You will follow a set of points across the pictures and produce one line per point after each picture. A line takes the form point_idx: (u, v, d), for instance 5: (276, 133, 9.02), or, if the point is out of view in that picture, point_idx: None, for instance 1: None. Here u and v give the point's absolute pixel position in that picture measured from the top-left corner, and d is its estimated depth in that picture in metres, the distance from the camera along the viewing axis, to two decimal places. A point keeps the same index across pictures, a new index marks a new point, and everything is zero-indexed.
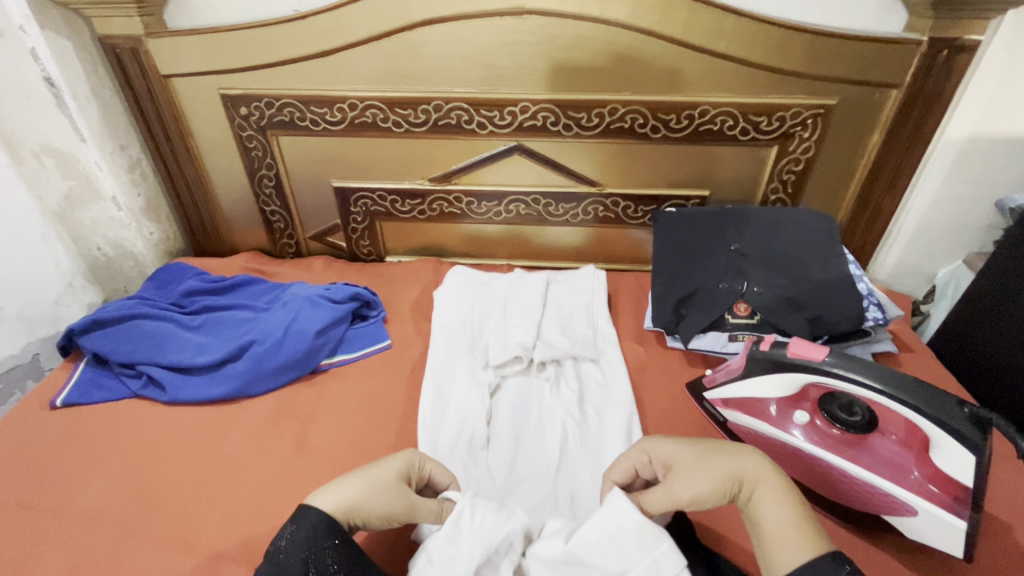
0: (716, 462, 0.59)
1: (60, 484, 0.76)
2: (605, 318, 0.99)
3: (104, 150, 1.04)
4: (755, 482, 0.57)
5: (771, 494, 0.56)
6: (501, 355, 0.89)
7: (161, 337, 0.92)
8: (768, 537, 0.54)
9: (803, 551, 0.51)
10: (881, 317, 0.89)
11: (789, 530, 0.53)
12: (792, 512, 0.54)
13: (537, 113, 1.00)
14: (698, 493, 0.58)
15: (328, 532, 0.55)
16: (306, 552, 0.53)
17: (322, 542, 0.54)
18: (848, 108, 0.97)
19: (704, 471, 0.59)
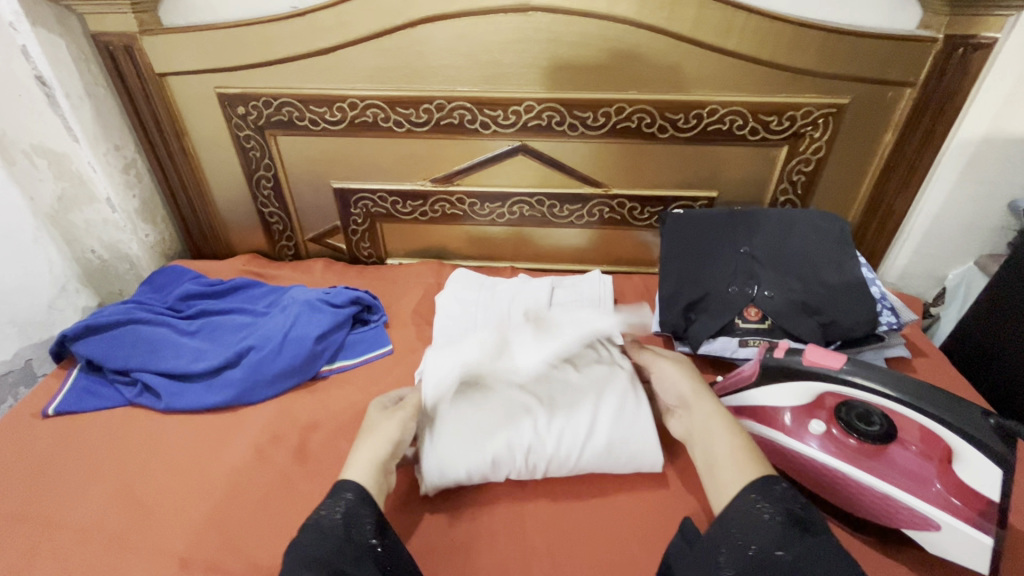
0: (697, 385, 0.74)
1: (53, 495, 0.73)
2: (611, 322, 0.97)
3: (97, 150, 1.01)
4: (709, 410, 0.69)
5: (725, 425, 0.66)
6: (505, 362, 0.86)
7: (158, 343, 0.90)
8: (717, 458, 0.63)
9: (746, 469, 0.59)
10: (895, 321, 0.86)
11: (735, 452, 0.62)
12: (738, 440, 0.64)
13: (542, 112, 0.98)
14: (671, 388, 0.76)
15: (366, 500, 0.61)
16: (347, 521, 0.58)
17: (361, 511, 0.59)
18: (860, 107, 0.95)
19: (684, 375, 0.76)
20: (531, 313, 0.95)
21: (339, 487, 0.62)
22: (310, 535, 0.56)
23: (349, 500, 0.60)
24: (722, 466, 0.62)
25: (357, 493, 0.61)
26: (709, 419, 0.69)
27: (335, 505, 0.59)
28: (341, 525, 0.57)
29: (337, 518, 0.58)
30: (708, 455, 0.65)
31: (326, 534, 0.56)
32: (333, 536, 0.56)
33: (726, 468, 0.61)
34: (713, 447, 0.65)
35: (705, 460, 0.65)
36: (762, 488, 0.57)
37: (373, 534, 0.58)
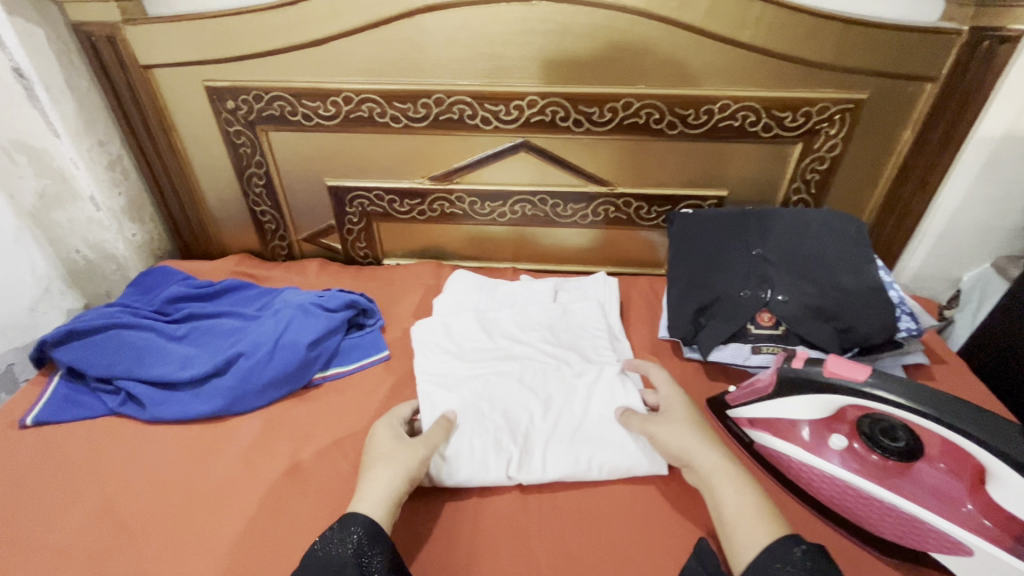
0: (693, 433, 0.65)
1: (29, 513, 0.69)
2: (618, 327, 0.93)
3: (80, 146, 0.97)
4: (711, 466, 0.62)
5: (731, 479, 0.60)
6: (507, 367, 0.82)
7: (143, 349, 0.86)
8: (729, 521, 0.57)
9: (760, 535, 0.54)
10: (915, 328, 0.82)
11: (747, 516, 0.56)
12: (751, 499, 0.58)
13: (546, 107, 0.94)
14: (666, 439, 0.66)
15: (376, 537, 0.56)
16: (356, 559, 0.55)
17: (370, 550, 0.56)
18: (879, 102, 0.90)
19: (684, 432, 0.65)
20: (535, 317, 0.92)
21: (347, 520, 0.57)
22: (316, 567, 0.54)
23: (358, 535, 0.56)
24: (735, 528, 0.56)
25: (366, 529, 0.57)
26: (718, 473, 0.61)
27: (345, 536, 0.56)
28: (348, 563, 0.54)
29: (345, 555, 0.55)
30: (718, 510, 0.59)
31: (334, 573, 0.54)
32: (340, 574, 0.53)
33: (744, 528, 0.56)
34: (722, 507, 0.59)
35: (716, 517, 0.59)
36: (782, 554, 0.52)
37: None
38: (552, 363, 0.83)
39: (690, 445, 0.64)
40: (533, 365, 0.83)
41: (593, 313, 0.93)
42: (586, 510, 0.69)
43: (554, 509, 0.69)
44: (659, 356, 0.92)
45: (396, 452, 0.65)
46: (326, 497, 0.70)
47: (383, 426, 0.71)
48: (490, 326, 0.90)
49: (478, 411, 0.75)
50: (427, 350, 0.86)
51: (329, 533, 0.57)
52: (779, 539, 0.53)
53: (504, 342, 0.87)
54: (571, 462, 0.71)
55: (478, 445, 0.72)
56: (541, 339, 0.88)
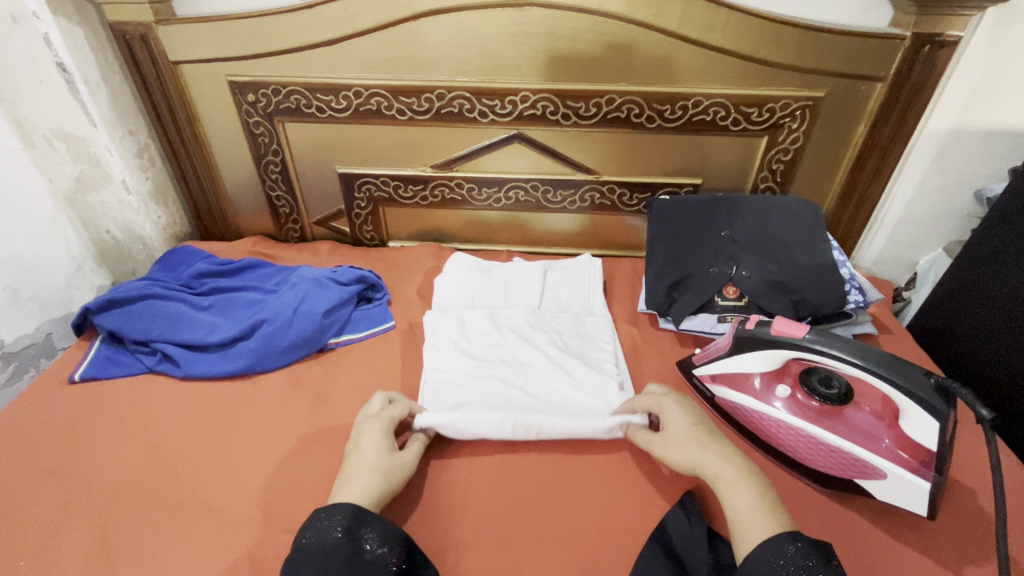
0: (692, 450, 0.68)
1: (81, 453, 0.80)
2: (605, 311, 1.02)
3: (114, 134, 1.07)
4: (716, 475, 0.65)
5: (733, 485, 0.63)
6: (509, 364, 0.90)
7: (175, 317, 0.96)
8: (731, 521, 0.61)
9: (757, 535, 0.58)
10: (862, 300, 0.94)
11: (748, 517, 0.60)
12: (754, 500, 0.61)
13: (537, 102, 1.04)
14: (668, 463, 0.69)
15: (360, 518, 0.62)
16: (349, 541, 0.60)
17: (361, 530, 0.61)
18: (836, 99, 1.01)
19: (684, 449, 0.68)
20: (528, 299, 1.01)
21: (332, 509, 0.62)
22: (311, 554, 0.58)
23: (344, 519, 0.61)
24: (739, 525, 0.60)
25: (353, 514, 0.62)
26: (734, 483, 0.63)
27: (332, 519, 0.61)
28: (343, 545, 0.59)
29: (337, 537, 0.60)
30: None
31: (330, 553, 0.58)
32: (338, 553, 0.58)
33: (744, 527, 0.59)
34: (726, 509, 0.62)
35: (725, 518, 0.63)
36: (778, 551, 0.56)
37: (378, 545, 0.61)
38: (553, 361, 0.89)
39: (699, 460, 0.67)
40: (535, 367, 0.89)
41: (602, 324, 0.98)
42: (565, 450, 0.80)
43: (539, 448, 0.80)
44: (638, 326, 1.02)
45: (376, 444, 0.70)
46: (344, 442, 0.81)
47: (366, 432, 0.72)
48: (501, 323, 0.97)
49: (480, 395, 0.83)
50: (441, 344, 0.93)
51: (312, 526, 0.61)
52: (774, 537, 0.57)
53: (512, 339, 0.94)
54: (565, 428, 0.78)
55: (473, 414, 0.78)
56: (546, 338, 0.94)
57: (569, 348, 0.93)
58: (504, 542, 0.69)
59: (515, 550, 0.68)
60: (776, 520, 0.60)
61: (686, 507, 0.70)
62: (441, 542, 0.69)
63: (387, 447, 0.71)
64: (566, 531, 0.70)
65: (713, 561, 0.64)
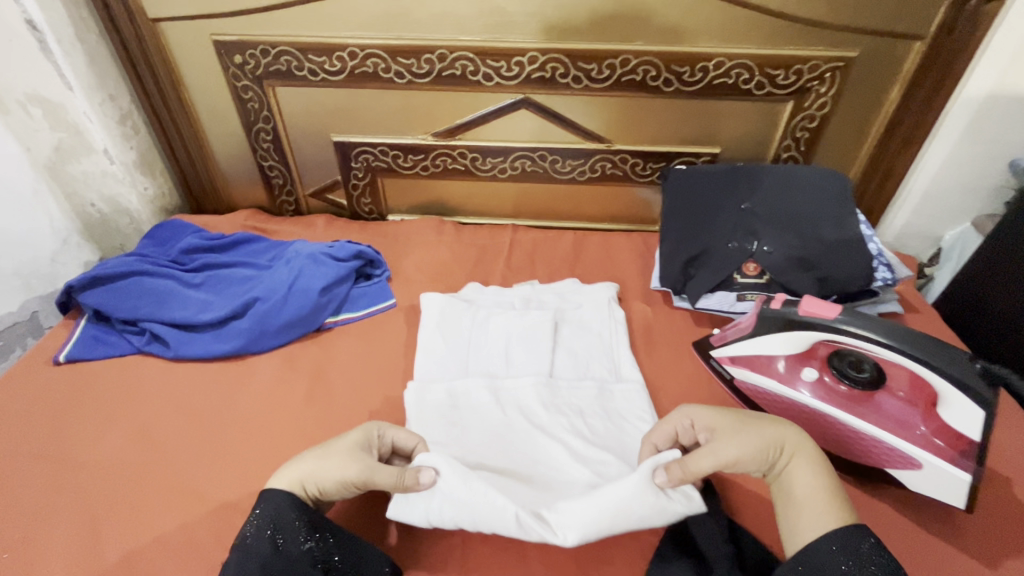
0: (761, 428, 0.61)
1: (67, 437, 0.76)
2: (635, 373, 0.81)
3: (92, 99, 0.99)
4: (796, 445, 0.60)
5: (812, 465, 0.59)
6: (513, 443, 0.70)
7: (164, 294, 0.91)
8: (801, 501, 0.57)
9: (831, 519, 0.55)
10: (890, 278, 0.88)
11: (821, 496, 0.57)
12: (826, 479, 0.58)
13: (546, 64, 0.96)
14: (745, 453, 0.59)
15: (286, 508, 0.57)
16: (272, 537, 0.55)
17: (285, 522, 0.56)
18: (869, 61, 0.93)
19: (758, 428, 0.61)
20: (531, 337, 0.83)
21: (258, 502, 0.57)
22: (233, 555, 0.54)
23: (267, 516, 0.56)
24: (804, 507, 0.57)
25: (275, 509, 0.56)
26: (811, 462, 0.59)
27: (257, 516, 0.56)
28: (263, 542, 0.54)
29: (260, 536, 0.55)
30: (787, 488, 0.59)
31: (250, 553, 0.53)
32: (258, 552, 0.54)
33: (806, 505, 0.57)
34: (795, 487, 0.59)
35: (782, 495, 0.59)
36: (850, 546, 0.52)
37: (305, 538, 0.56)
38: (571, 447, 0.69)
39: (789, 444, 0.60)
40: (548, 456, 0.68)
41: (634, 395, 0.77)
42: None
43: None
44: (651, 304, 0.97)
45: (346, 442, 0.62)
46: (343, 426, 0.77)
47: (363, 429, 0.64)
48: (507, 401, 0.75)
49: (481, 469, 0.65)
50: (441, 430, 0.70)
51: (248, 521, 0.56)
52: (847, 525, 0.54)
53: (523, 428, 0.72)
54: (619, 517, 0.58)
55: (474, 490, 0.60)
56: (560, 413, 0.73)
57: (593, 430, 0.72)
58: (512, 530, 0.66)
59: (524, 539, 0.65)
60: (837, 504, 0.56)
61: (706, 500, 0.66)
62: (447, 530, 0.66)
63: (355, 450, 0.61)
64: None
65: (732, 552, 0.61)
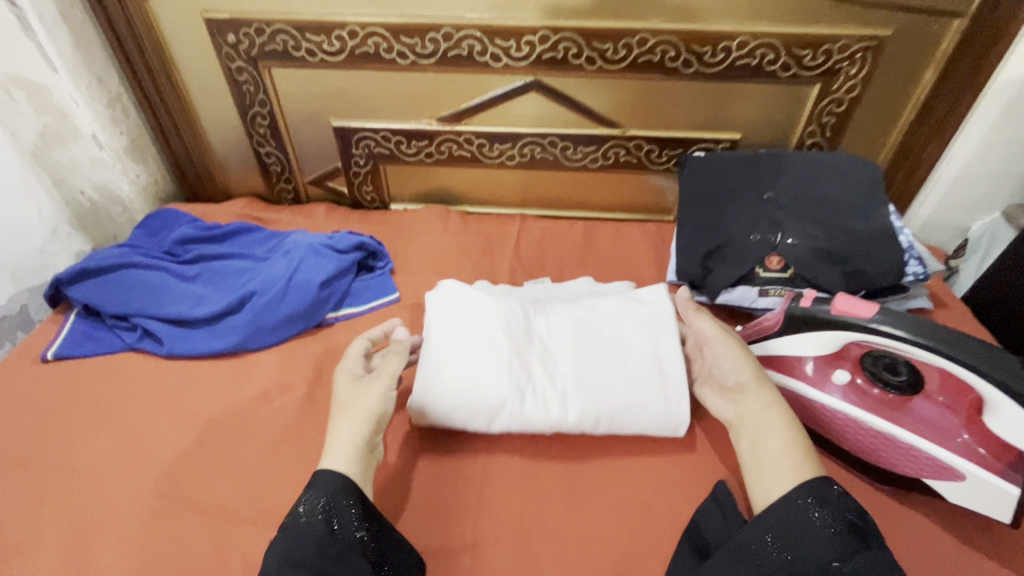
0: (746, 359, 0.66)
1: (55, 439, 0.72)
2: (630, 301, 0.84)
3: (79, 81, 0.94)
4: (766, 397, 0.62)
5: (770, 425, 0.60)
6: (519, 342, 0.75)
7: (156, 288, 0.87)
8: (769, 457, 0.57)
9: (803, 470, 0.55)
10: (922, 272, 0.83)
11: (794, 451, 0.57)
12: (794, 435, 0.59)
13: (558, 43, 0.91)
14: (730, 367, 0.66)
15: (350, 487, 0.55)
16: (335, 515, 0.53)
17: (339, 507, 0.54)
18: (903, 40, 0.88)
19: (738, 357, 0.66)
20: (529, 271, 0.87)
21: (316, 480, 0.55)
22: (285, 537, 0.51)
23: (325, 498, 0.54)
24: (770, 468, 0.56)
25: (334, 491, 0.54)
26: (766, 409, 0.62)
27: (316, 496, 0.54)
28: (318, 524, 0.52)
29: (315, 517, 0.52)
30: (753, 449, 0.59)
31: (305, 534, 0.51)
32: (312, 533, 0.51)
33: (768, 467, 0.57)
34: (765, 440, 0.59)
35: (751, 454, 0.59)
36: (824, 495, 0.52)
37: (362, 526, 0.54)
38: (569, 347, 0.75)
39: (747, 383, 0.64)
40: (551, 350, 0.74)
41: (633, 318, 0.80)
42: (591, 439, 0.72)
43: (562, 438, 0.71)
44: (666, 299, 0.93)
45: (344, 387, 0.64)
46: None
47: (345, 373, 0.66)
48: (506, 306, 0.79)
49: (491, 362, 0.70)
50: (455, 332, 0.72)
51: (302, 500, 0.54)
52: (814, 477, 0.54)
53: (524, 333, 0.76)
54: (622, 418, 0.68)
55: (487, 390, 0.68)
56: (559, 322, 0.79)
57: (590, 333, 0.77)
58: (525, 537, 0.62)
59: (537, 548, 0.61)
60: (807, 462, 0.56)
61: (720, 499, 0.63)
62: (455, 538, 0.62)
63: (358, 385, 0.64)
64: (595, 531, 0.63)
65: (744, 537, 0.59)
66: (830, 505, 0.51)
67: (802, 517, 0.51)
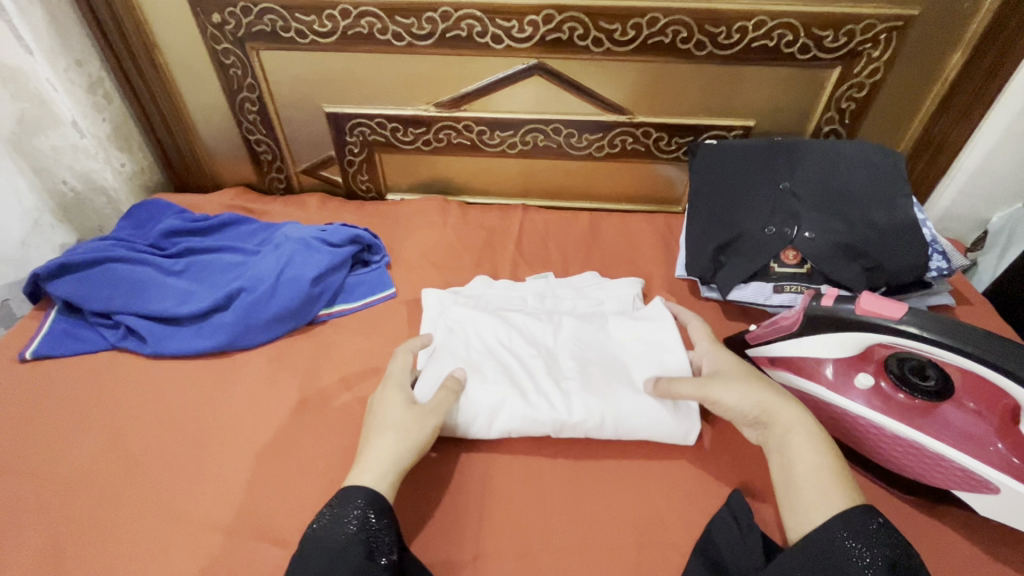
0: (759, 390, 0.59)
1: (33, 444, 0.69)
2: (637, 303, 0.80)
3: (56, 65, 0.89)
4: (791, 424, 0.57)
5: (810, 440, 0.55)
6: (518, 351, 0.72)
7: (140, 283, 0.82)
8: (803, 480, 0.53)
9: (838, 500, 0.51)
10: (946, 267, 0.79)
11: (826, 477, 0.53)
12: (828, 461, 0.54)
13: (563, 23, 0.86)
14: (735, 403, 0.59)
15: (381, 506, 0.54)
16: (364, 535, 0.52)
17: (375, 524, 0.53)
18: (930, 20, 0.82)
19: (751, 388, 0.59)
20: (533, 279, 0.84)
21: (347, 497, 0.54)
22: (319, 553, 0.50)
23: (360, 512, 0.53)
24: (804, 488, 0.53)
25: (367, 507, 0.53)
26: (788, 433, 0.56)
27: (349, 511, 0.53)
28: (355, 541, 0.51)
29: (350, 535, 0.51)
30: (787, 467, 0.55)
31: (339, 553, 0.50)
32: (349, 553, 0.50)
33: (807, 490, 0.52)
34: (795, 464, 0.55)
35: (782, 475, 0.55)
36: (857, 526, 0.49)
37: (391, 551, 0.52)
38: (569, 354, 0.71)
39: (767, 399, 0.58)
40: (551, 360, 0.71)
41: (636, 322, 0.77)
42: (597, 444, 0.68)
43: (566, 444, 0.68)
44: (676, 295, 0.88)
45: (388, 401, 0.62)
46: (337, 433, 0.69)
47: (394, 389, 0.63)
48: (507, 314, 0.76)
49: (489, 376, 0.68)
50: (459, 331, 0.73)
51: (329, 514, 0.53)
52: (853, 508, 0.50)
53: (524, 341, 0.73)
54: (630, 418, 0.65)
55: (485, 405, 0.65)
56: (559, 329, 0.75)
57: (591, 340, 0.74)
58: (528, 550, 0.59)
59: (541, 563, 0.58)
60: (842, 487, 0.52)
61: (735, 510, 0.59)
62: (455, 552, 0.59)
63: (405, 401, 0.62)
64: (603, 544, 0.60)
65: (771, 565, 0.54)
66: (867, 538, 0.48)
67: (835, 549, 0.48)
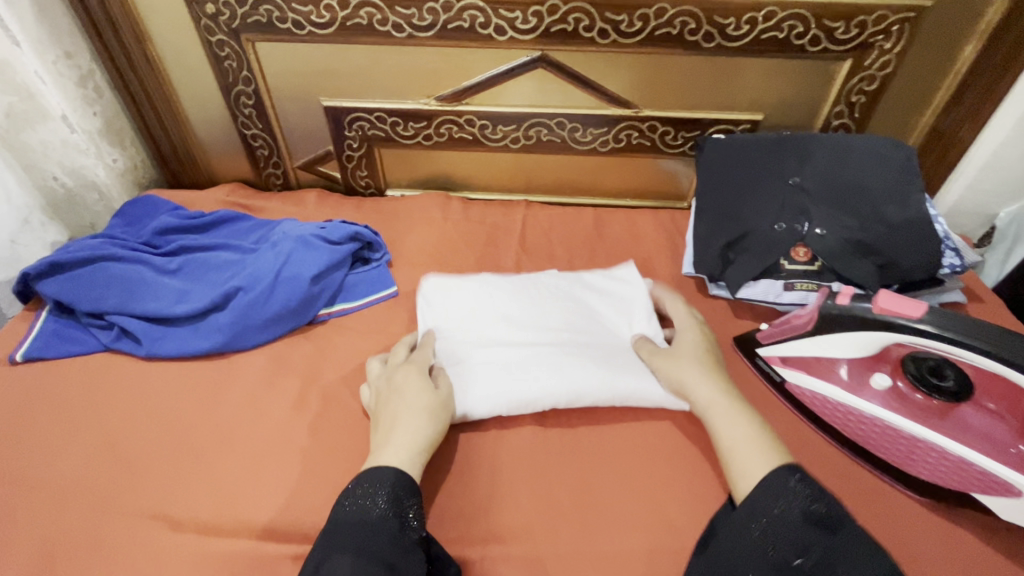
0: (699, 373, 0.65)
1: (24, 451, 0.66)
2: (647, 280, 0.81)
3: (45, 57, 0.85)
4: (707, 405, 0.62)
5: (726, 414, 0.60)
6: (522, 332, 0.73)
7: (132, 283, 0.80)
8: (732, 454, 0.57)
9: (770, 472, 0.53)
10: (958, 264, 0.78)
11: (752, 449, 0.56)
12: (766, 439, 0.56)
13: (568, 14, 0.83)
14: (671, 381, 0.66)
15: (408, 485, 0.55)
16: (396, 512, 0.53)
17: (404, 501, 0.54)
18: (943, 11, 0.81)
19: (690, 368, 0.66)
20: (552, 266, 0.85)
21: (374, 475, 0.55)
22: (355, 531, 0.51)
23: (389, 489, 0.54)
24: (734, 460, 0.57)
25: (397, 483, 0.54)
26: (708, 410, 0.62)
27: (379, 488, 0.54)
28: (388, 519, 0.52)
29: (383, 512, 0.52)
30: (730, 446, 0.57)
31: (374, 529, 0.51)
32: (385, 529, 0.51)
33: (745, 462, 0.56)
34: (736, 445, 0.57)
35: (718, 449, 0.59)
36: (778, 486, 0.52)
37: (422, 526, 0.54)
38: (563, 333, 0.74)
39: (688, 380, 0.65)
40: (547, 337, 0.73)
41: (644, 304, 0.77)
42: (605, 446, 0.66)
43: (573, 446, 0.66)
44: (684, 293, 0.86)
45: (404, 384, 0.64)
46: (338, 436, 0.67)
47: (407, 370, 0.65)
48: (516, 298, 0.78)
49: (495, 361, 0.70)
50: (467, 311, 0.76)
51: (354, 494, 0.54)
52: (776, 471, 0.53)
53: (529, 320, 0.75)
54: (633, 391, 0.67)
55: (498, 390, 0.67)
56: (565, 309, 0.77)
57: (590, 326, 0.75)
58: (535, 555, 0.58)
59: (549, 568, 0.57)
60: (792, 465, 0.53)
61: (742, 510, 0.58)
62: (460, 556, 0.58)
63: (418, 384, 0.64)
64: (611, 548, 0.58)
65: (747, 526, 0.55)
66: (785, 493, 0.51)
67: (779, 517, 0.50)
